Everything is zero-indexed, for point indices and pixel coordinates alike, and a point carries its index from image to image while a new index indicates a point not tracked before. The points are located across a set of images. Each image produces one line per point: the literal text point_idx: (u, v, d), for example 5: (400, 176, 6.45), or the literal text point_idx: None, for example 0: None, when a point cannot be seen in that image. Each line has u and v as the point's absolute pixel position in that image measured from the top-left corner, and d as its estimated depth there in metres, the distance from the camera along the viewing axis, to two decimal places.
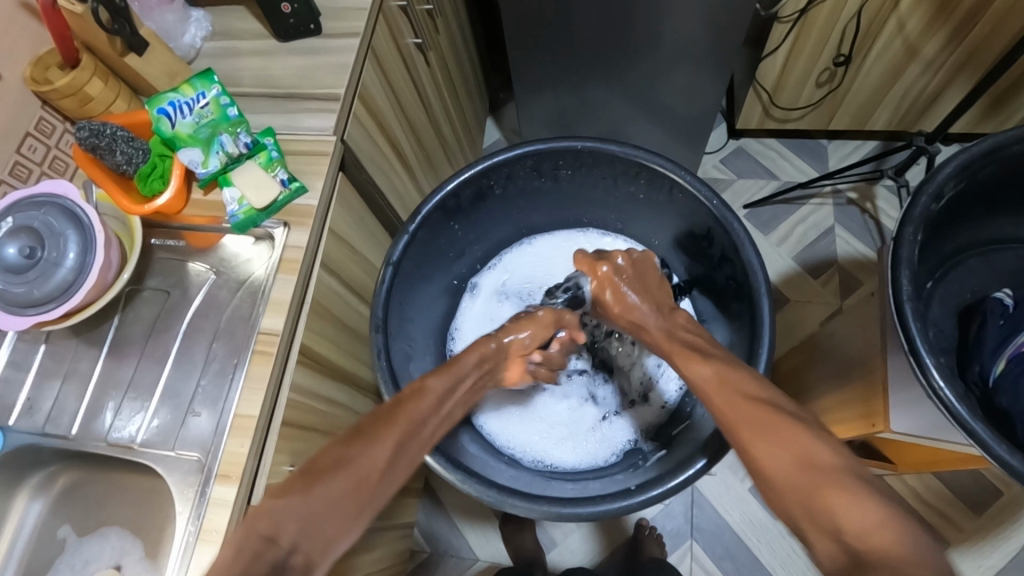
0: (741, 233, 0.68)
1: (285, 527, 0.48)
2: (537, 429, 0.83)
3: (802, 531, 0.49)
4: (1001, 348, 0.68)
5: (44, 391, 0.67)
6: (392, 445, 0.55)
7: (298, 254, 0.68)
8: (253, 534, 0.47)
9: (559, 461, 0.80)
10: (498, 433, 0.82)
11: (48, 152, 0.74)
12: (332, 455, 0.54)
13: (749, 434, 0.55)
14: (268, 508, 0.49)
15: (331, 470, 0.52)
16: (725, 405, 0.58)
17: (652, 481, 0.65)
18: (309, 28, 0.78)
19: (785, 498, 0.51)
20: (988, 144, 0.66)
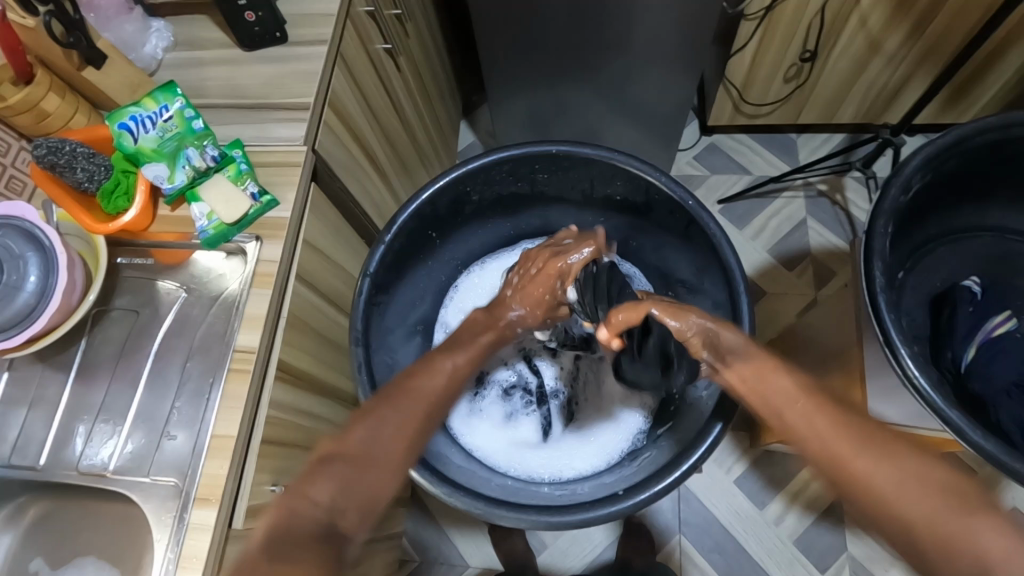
0: (718, 232, 0.69)
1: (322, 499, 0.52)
2: (544, 452, 0.81)
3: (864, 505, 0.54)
4: (973, 332, 0.71)
5: (9, 420, 0.65)
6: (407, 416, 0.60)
7: (273, 267, 0.66)
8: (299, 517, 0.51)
9: (568, 471, 0.78)
10: (498, 459, 0.80)
11: (4, 170, 0.70)
12: (360, 432, 0.58)
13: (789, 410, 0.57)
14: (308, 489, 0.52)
15: (358, 452, 0.56)
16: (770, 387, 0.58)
17: (641, 485, 0.64)
18: (275, 36, 0.76)
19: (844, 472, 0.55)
20: (952, 136, 0.68)
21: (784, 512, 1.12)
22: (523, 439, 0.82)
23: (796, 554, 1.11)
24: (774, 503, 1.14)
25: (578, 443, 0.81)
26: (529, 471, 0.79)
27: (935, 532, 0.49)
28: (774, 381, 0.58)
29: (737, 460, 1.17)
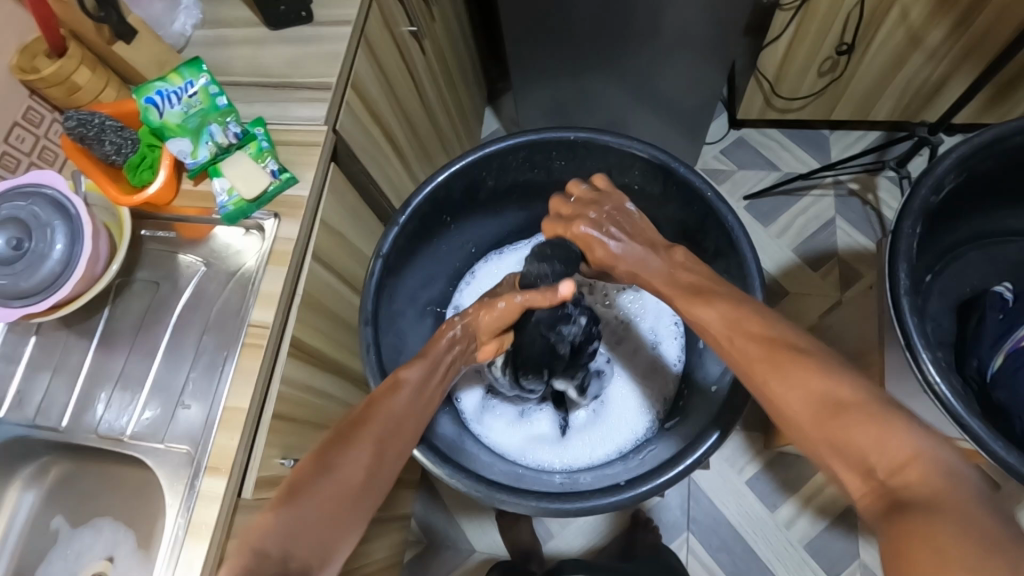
0: (737, 227, 0.67)
1: (274, 536, 0.50)
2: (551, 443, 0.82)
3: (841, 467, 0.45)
4: (1001, 341, 0.67)
5: (34, 383, 0.67)
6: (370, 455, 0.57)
7: (289, 245, 0.67)
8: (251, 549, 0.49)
9: (582, 460, 0.79)
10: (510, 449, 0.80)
11: (36, 141, 0.73)
12: (312, 466, 0.55)
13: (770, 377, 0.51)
14: (267, 522, 0.51)
15: (316, 488, 0.53)
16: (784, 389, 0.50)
17: (644, 477, 0.64)
18: (300, 15, 0.77)
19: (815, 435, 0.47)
20: (990, 135, 0.65)
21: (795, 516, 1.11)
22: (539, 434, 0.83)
23: (806, 559, 1.09)
24: (785, 506, 1.12)
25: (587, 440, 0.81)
26: (534, 459, 0.79)
27: (833, 445, 0.45)
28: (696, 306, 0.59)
29: (750, 461, 1.15)
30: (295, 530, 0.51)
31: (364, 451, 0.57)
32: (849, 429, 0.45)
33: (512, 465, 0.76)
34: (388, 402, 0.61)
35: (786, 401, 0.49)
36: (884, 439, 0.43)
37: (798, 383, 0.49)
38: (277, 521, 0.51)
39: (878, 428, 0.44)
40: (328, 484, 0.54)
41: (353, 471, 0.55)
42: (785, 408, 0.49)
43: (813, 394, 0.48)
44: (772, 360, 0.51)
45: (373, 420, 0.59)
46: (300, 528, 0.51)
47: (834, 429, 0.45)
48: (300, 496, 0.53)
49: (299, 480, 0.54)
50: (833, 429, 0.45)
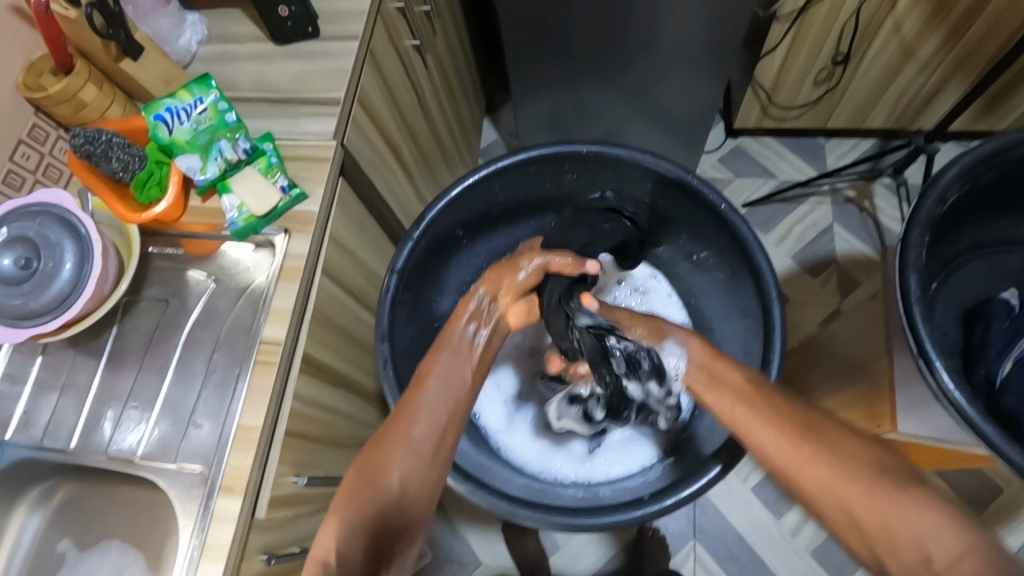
0: (751, 237, 0.68)
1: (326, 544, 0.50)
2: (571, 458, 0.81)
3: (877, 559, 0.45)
4: (1007, 350, 0.68)
5: (41, 404, 0.66)
6: (419, 454, 0.55)
7: (300, 261, 0.67)
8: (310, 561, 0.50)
9: (600, 475, 0.78)
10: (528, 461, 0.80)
11: (41, 159, 0.72)
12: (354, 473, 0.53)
13: (797, 466, 0.51)
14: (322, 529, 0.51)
15: (365, 499, 0.52)
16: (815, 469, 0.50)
17: (666, 490, 0.64)
18: (306, 31, 0.77)
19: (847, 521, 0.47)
20: (992, 146, 0.66)
21: (801, 523, 1.11)
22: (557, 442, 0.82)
23: (813, 567, 1.09)
24: (791, 513, 1.12)
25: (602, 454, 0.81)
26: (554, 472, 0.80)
27: (875, 530, 0.45)
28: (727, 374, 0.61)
29: (755, 469, 1.16)
30: (348, 538, 0.50)
31: (400, 459, 0.54)
32: (884, 509, 0.45)
33: (532, 479, 0.77)
34: (418, 401, 0.58)
35: (823, 489, 0.49)
36: (923, 521, 0.43)
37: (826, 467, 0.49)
38: (333, 533, 0.50)
39: (918, 513, 0.44)
40: (371, 497, 0.52)
41: (395, 480, 0.53)
42: (824, 493, 0.49)
43: (840, 476, 0.48)
44: (806, 435, 0.52)
45: (403, 428, 0.56)
46: (350, 536, 0.50)
47: (872, 515, 0.46)
48: (350, 509, 0.52)
49: (348, 496, 0.53)
50: (880, 514, 0.45)
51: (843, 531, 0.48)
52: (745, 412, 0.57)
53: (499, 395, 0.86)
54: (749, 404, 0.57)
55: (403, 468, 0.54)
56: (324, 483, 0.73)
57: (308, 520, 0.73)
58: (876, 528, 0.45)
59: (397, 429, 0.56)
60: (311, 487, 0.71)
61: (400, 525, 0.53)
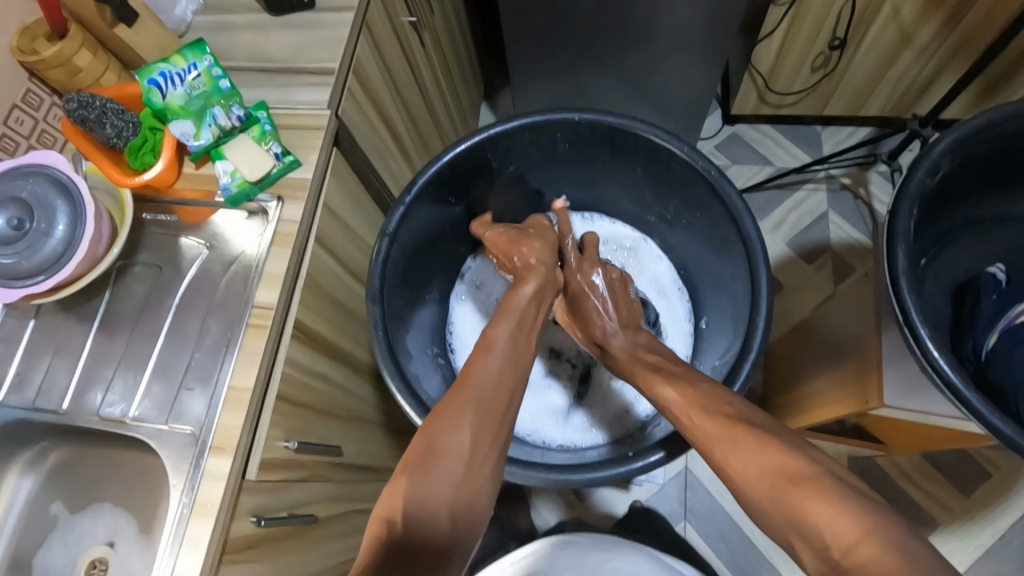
0: (739, 204, 0.69)
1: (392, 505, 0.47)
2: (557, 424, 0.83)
3: (794, 548, 0.45)
4: (994, 322, 0.68)
5: (34, 366, 0.66)
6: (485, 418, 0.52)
7: (293, 227, 0.67)
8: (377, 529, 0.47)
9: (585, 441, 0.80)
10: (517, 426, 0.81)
11: (35, 124, 0.72)
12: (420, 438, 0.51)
13: (723, 452, 0.52)
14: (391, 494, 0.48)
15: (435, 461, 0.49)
16: (742, 464, 0.49)
17: (651, 447, 0.65)
18: (302, 1, 0.77)
19: (771, 513, 0.47)
20: (982, 120, 0.66)
21: None
22: (543, 408, 0.85)
23: None
24: None
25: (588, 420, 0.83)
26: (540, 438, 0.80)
27: (790, 523, 0.45)
28: (659, 389, 0.61)
29: None
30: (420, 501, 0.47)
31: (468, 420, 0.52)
32: (806, 497, 0.44)
33: (518, 442, 0.77)
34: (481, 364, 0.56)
35: (745, 487, 0.49)
36: (825, 506, 0.43)
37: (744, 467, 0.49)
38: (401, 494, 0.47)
39: (825, 499, 0.43)
40: (444, 459, 0.49)
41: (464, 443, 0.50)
42: (748, 494, 0.49)
43: (758, 475, 0.48)
44: (721, 441, 0.52)
45: (468, 388, 0.53)
46: (426, 500, 0.47)
47: (783, 511, 0.45)
48: (416, 471, 0.49)
49: (412, 456, 0.50)
50: (790, 504, 0.45)
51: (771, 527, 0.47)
52: (687, 416, 0.57)
53: None
54: (687, 413, 0.57)
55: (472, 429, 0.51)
56: (315, 450, 0.74)
57: (299, 487, 0.73)
58: (788, 522, 0.45)
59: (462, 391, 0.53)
60: (302, 453, 0.71)
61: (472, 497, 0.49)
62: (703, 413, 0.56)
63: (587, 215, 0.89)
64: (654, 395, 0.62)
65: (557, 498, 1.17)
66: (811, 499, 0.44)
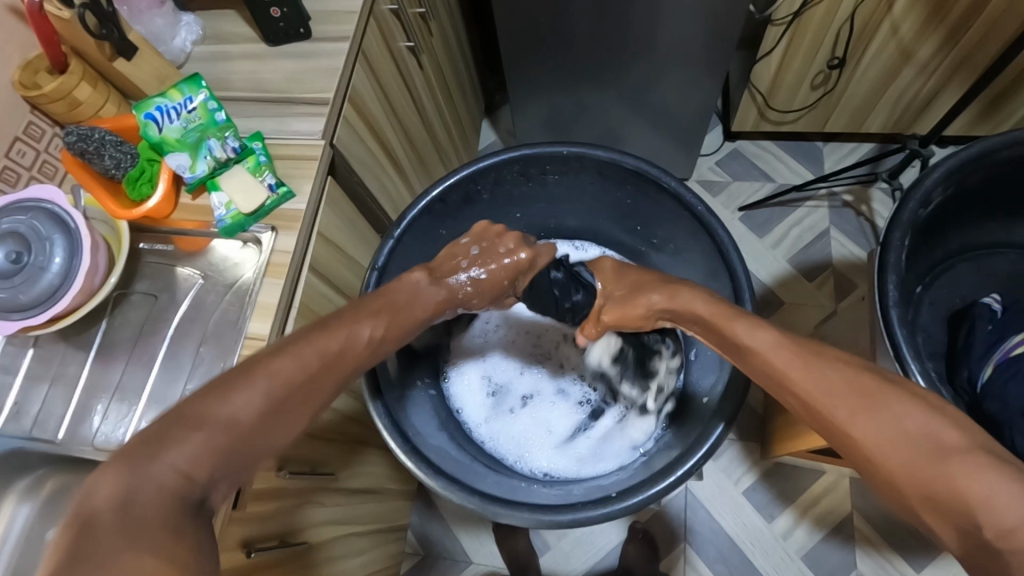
0: (725, 237, 0.69)
1: (158, 473, 0.40)
2: (543, 440, 0.82)
3: (924, 521, 0.46)
4: (990, 352, 0.68)
5: (32, 395, 0.67)
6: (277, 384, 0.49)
7: (286, 258, 0.68)
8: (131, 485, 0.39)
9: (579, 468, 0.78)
10: (510, 452, 0.82)
11: (37, 156, 0.74)
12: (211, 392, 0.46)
13: (849, 417, 0.50)
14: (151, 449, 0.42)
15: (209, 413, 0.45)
16: (879, 435, 0.48)
17: (645, 482, 0.64)
18: (299, 32, 0.78)
19: (910, 489, 0.46)
20: (977, 149, 0.66)
21: (792, 526, 1.11)
22: (539, 429, 0.84)
23: (803, 569, 1.09)
24: (782, 516, 1.12)
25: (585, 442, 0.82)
26: (526, 464, 0.80)
27: (937, 496, 0.45)
28: (752, 332, 0.57)
29: (747, 471, 1.15)
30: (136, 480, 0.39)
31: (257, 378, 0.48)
32: (964, 478, 0.44)
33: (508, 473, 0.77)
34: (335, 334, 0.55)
35: (871, 451, 0.49)
36: (993, 484, 0.43)
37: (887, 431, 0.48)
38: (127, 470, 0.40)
39: (991, 479, 0.43)
40: (222, 417, 0.45)
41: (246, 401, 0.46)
42: (872, 457, 0.49)
43: (904, 440, 0.47)
44: (856, 399, 0.50)
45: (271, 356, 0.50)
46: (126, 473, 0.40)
47: (928, 483, 0.45)
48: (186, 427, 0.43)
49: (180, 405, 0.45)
50: (949, 477, 0.45)
51: (882, 486, 0.49)
52: (802, 374, 0.53)
53: (481, 385, 0.86)
54: (804, 368, 0.53)
55: (249, 391, 0.47)
56: (308, 477, 0.74)
57: (293, 513, 0.74)
58: (940, 490, 0.45)
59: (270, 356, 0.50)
60: (295, 480, 0.72)
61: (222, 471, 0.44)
62: (818, 365, 0.53)
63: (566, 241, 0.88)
64: (733, 337, 0.58)
65: None
66: (970, 481, 0.44)
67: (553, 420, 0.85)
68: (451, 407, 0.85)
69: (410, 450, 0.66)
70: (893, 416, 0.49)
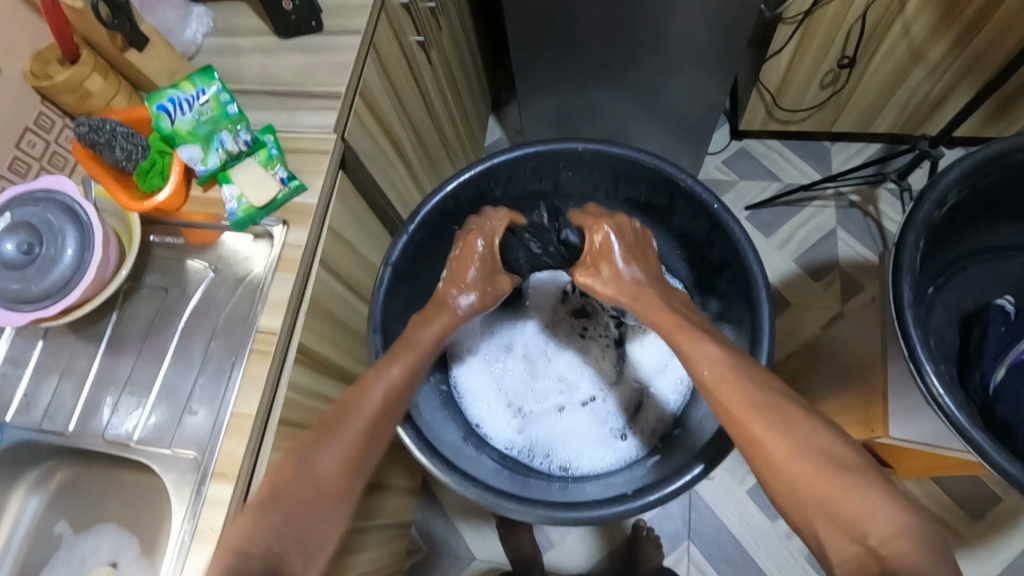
0: (743, 237, 0.68)
1: (259, 535, 0.49)
2: (579, 432, 0.81)
3: (815, 531, 0.49)
4: (1003, 354, 0.67)
5: (42, 387, 0.67)
6: (346, 453, 0.57)
7: (298, 252, 0.68)
8: (242, 553, 0.48)
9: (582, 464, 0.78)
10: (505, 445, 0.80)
11: (47, 147, 0.73)
12: (292, 464, 0.54)
13: (765, 429, 0.53)
14: (243, 523, 0.50)
15: (297, 484, 0.53)
16: (789, 446, 0.51)
17: (662, 481, 0.65)
18: (310, 25, 0.78)
19: (800, 501, 0.50)
20: (991, 151, 0.66)
21: None
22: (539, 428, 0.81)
23: (807, 570, 1.09)
24: None
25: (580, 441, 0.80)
26: (555, 461, 0.78)
27: (821, 503, 0.48)
28: (699, 351, 0.60)
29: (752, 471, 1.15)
30: (265, 529, 0.50)
31: (331, 449, 0.56)
32: (853, 498, 0.47)
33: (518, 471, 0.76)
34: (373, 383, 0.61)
35: (771, 462, 0.52)
36: (869, 500, 0.47)
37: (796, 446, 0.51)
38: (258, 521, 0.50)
39: (873, 499, 0.47)
40: (304, 486, 0.53)
41: (328, 470, 0.55)
42: (773, 464, 0.52)
43: (811, 453, 0.50)
44: (768, 416, 0.53)
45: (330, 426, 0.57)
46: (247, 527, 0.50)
47: (819, 492, 0.49)
48: (273, 502, 0.52)
49: (274, 482, 0.53)
50: (833, 490, 0.48)
51: (781, 495, 0.51)
52: (724, 392, 0.56)
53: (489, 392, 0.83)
54: (724, 388, 0.56)
55: (331, 459, 0.55)
56: None
57: None
58: (819, 500, 0.48)
59: (342, 421, 0.58)
60: None
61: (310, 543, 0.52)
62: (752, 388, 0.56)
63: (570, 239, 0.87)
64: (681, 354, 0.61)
65: None
66: (852, 492, 0.47)
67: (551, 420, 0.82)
68: (469, 423, 0.81)
69: (424, 445, 0.66)
70: (793, 436, 0.52)
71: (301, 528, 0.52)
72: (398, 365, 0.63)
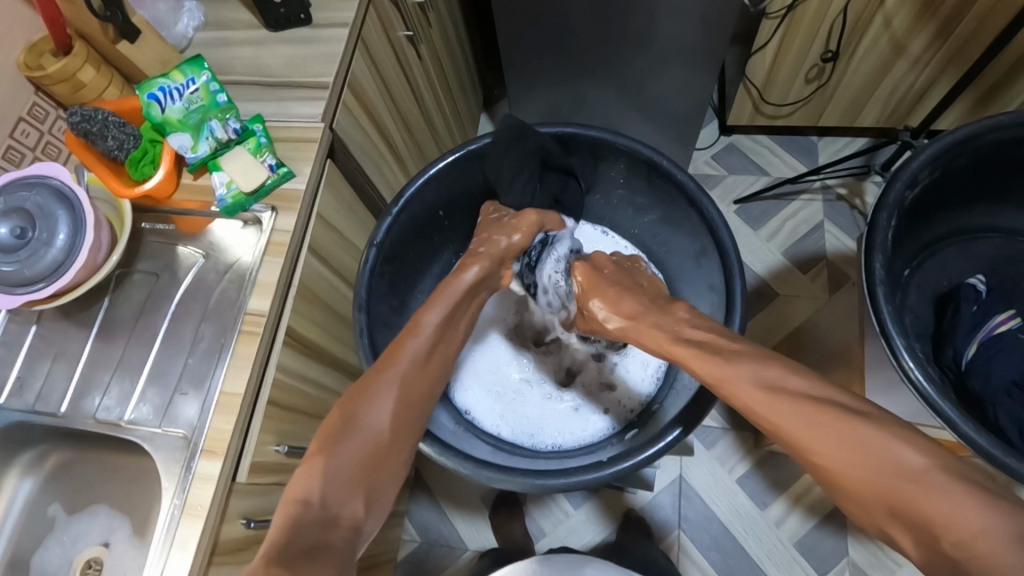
0: (716, 215, 0.71)
1: (326, 484, 0.52)
2: (551, 412, 0.82)
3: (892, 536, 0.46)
4: (975, 331, 0.69)
5: (34, 370, 0.68)
6: (403, 397, 0.59)
7: (286, 237, 0.69)
8: (307, 517, 0.49)
9: (569, 441, 0.80)
10: (487, 420, 0.81)
11: (40, 137, 0.75)
12: (368, 416, 0.57)
13: (818, 442, 0.49)
14: (312, 478, 0.52)
15: (354, 441, 0.55)
16: (840, 455, 0.48)
17: (627, 453, 0.65)
18: (298, 18, 0.80)
19: (859, 496, 0.47)
20: (961, 133, 0.67)
21: (785, 514, 1.12)
22: (532, 414, 0.82)
23: (797, 557, 1.10)
24: (775, 505, 1.13)
25: (575, 420, 0.81)
26: (542, 439, 0.80)
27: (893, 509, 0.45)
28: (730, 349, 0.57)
29: (740, 460, 1.17)
30: (331, 479, 0.52)
31: (383, 401, 0.58)
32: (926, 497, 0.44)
33: (507, 449, 0.77)
34: (405, 346, 0.62)
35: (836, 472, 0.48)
36: (946, 504, 0.43)
37: (880, 459, 0.46)
38: (315, 476, 0.52)
39: (950, 499, 0.43)
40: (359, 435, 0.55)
41: (379, 420, 0.57)
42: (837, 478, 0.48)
43: (875, 455, 0.46)
44: (826, 424, 0.49)
45: (392, 374, 0.60)
46: (337, 476, 0.53)
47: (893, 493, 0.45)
48: (337, 448, 0.54)
49: (330, 435, 0.55)
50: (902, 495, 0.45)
51: (858, 506, 0.47)
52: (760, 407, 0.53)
53: (482, 386, 0.84)
54: (762, 402, 0.53)
55: (383, 411, 0.58)
56: None
57: None
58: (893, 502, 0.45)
59: (385, 374, 0.60)
60: (293, 458, 0.73)
61: (378, 477, 0.55)
62: (792, 385, 0.52)
63: (606, 231, 0.86)
64: (709, 371, 0.57)
65: (551, 506, 1.18)
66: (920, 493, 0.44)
67: (545, 413, 0.82)
68: (458, 410, 0.81)
69: None
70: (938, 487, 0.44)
71: (363, 471, 0.54)
72: (437, 309, 0.65)
